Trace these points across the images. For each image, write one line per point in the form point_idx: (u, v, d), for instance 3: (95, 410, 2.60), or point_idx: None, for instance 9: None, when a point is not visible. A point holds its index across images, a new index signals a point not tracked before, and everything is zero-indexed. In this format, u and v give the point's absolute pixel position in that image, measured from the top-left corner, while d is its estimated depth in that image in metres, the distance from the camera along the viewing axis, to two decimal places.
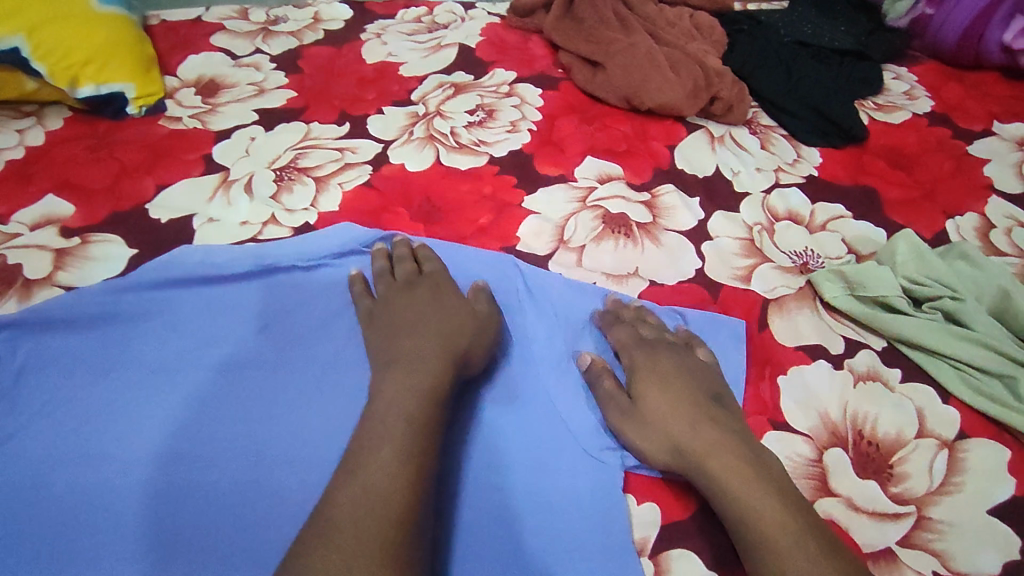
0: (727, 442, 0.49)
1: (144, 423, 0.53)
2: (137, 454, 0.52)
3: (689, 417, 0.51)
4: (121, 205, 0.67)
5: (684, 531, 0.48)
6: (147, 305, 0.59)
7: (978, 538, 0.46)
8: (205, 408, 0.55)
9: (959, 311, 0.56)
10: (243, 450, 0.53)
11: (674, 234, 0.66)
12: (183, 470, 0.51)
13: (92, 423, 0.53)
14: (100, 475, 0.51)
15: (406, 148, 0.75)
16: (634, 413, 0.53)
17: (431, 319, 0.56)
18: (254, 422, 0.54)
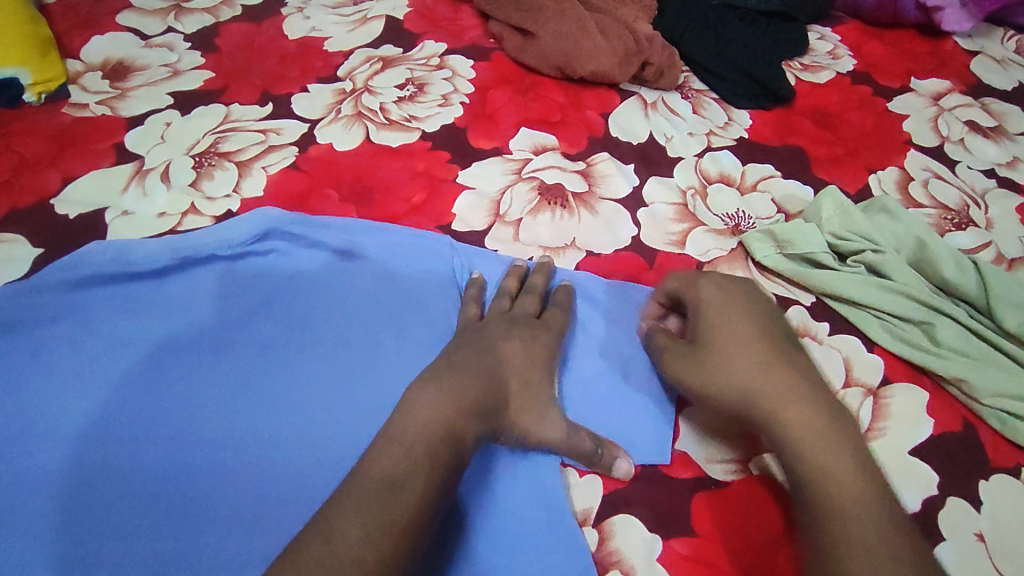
0: (804, 385, 0.48)
1: (60, 435, 0.51)
2: (55, 466, 0.49)
3: (762, 358, 0.50)
4: (22, 200, 0.62)
5: (627, 497, 0.49)
6: (56, 307, 0.56)
7: (901, 479, 0.47)
8: (126, 415, 0.52)
9: (880, 263, 0.58)
10: (171, 457, 0.50)
11: (610, 202, 0.66)
12: (107, 479, 0.49)
13: (3, 439, 0.50)
14: (16, 491, 0.48)
15: (334, 127, 0.72)
16: (697, 354, 0.52)
17: (491, 340, 0.53)
18: (181, 426, 0.52)
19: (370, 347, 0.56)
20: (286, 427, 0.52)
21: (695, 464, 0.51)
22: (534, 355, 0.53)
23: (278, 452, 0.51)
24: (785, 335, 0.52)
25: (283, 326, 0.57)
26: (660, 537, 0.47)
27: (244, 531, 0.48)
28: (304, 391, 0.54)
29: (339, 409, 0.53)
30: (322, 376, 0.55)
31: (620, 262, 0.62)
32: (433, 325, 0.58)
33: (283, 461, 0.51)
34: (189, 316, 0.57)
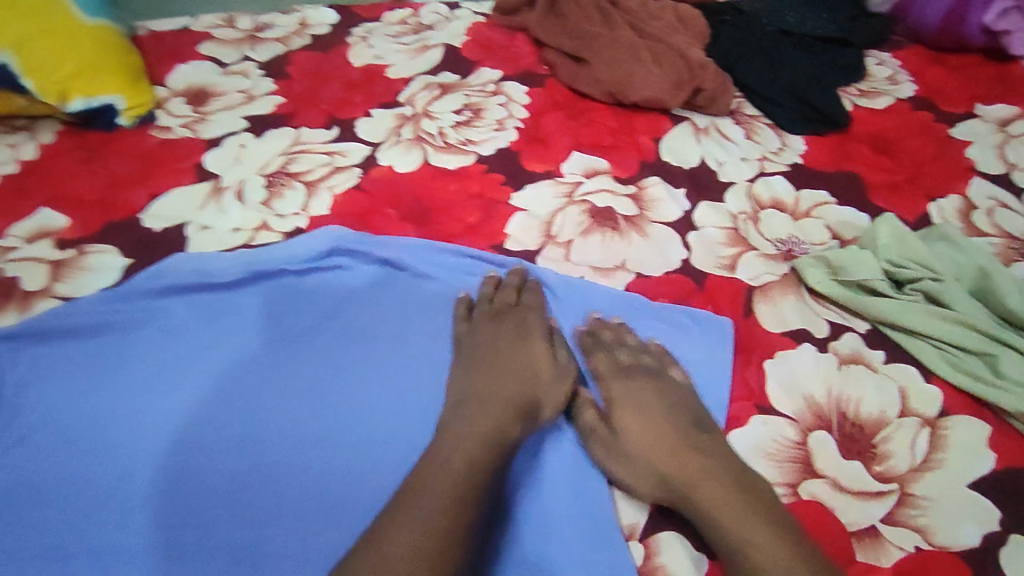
0: (717, 469, 0.48)
1: (144, 433, 0.54)
2: (140, 461, 0.53)
3: (671, 446, 0.50)
4: (113, 216, 0.67)
5: (672, 516, 0.49)
6: (139, 314, 0.59)
7: (960, 512, 0.46)
8: (202, 415, 0.55)
9: (939, 292, 0.56)
10: (242, 457, 0.53)
11: (660, 226, 0.67)
12: (186, 477, 0.52)
13: (93, 434, 0.54)
14: (105, 482, 0.51)
15: (395, 149, 0.76)
16: (610, 447, 0.52)
17: (519, 352, 0.57)
18: (251, 429, 0.55)
19: (425, 361, 0.59)
20: (348, 435, 0.54)
21: None
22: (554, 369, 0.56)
23: (341, 456, 0.53)
24: (691, 414, 0.52)
25: (345, 338, 0.60)
26: (704, 556, 0.47)
27: (306, 532, 0.50)
28: (364, 399, 0.56)
29: (397, 417, 0.55)
30: (379, 387, 0.57)
31: (669, 284, 0.62)
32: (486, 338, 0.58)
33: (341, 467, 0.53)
34: (260, 324, 0.60)
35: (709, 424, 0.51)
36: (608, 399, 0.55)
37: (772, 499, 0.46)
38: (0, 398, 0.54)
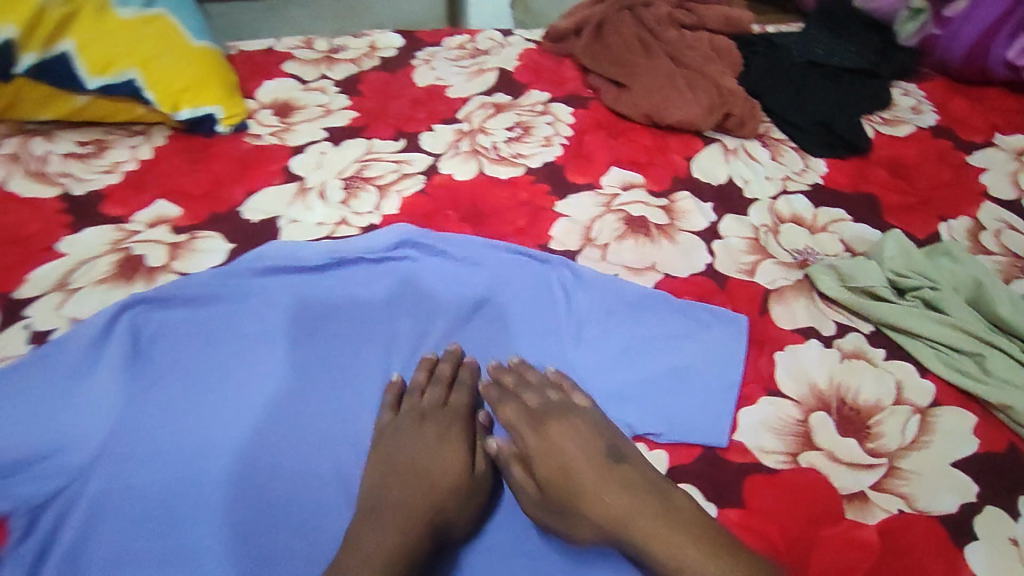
0: (643, 515, 0.50)
1: (250, 385, 0.62)
2: (247, 409, 0.60)
3: (593, 492, 0.52)
4: (219, 207, 0.79)
5: (689, 471, 0.55)
6: (243, 288, 0.68)
7: (941, 485, 0.53)
8: (298, 374, 0.63)
9: (937, 299, 0.63)
10: (329, 415, 0.61)
11: (688, 234, 0.76)
12: (286, 424, 0.60)
13: (207, 384, 0.62)
14: (217, 424, 0.59)
15: (454, 160, 0.86)
16: (540, 506, 0.54)
17: (441, 438, 0.59)
18: (339, 388, 0.63)
19: (485, 342, 0.67)
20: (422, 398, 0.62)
21: (751, 449, 0.56)
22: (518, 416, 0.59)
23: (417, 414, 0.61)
24: (599, 456, 0.54)
25: (417, 321, 0.68)
26: (717, 505, 0.52)
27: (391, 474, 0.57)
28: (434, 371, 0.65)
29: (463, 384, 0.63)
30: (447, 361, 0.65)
31: (694, 284, 0.71)
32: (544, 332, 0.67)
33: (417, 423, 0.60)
34: (345, 302, 0.69)
35: (620, 457, 0.54)
36: (524, 453, 0.57)
37: (700, 528, 0.49)
38: (136, 348, 0.63)
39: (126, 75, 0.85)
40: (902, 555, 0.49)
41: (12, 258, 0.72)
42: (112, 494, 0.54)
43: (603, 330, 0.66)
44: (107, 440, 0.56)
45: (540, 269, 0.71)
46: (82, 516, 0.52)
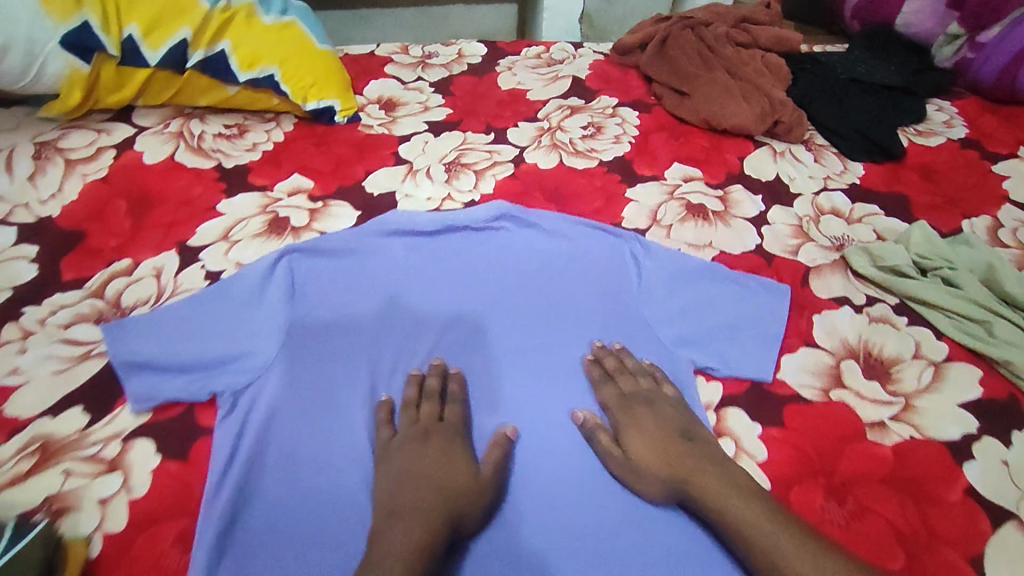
0: (719, 479, 0.60)
1: (382, 321, 0.77)
2: (381, 339, 0.76)
3: (672, 459, 0.63)
4: (345, 182, 0.95)
5: (739, 399, 0.68)
6: (372, 246, 0.83)
7: (947, 418, 0.65)
8: (419, 315, 0.78)
9: (954, 277, 0.76)
10: (449, 357, 0.75)
11: (740, 220, 0.89)
12: (411, 354, 0.75)
13: (348, 318, 0.77)
14: (359, 349, 0.74)
15: (537, 152, 1.01)
16: (623, 464, 0.64)
17: (449, 456, 0.64)
18: (452, 328, 0.77)
19: (571, 296, 0.80)
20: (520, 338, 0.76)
21: (792, 385, 0.69)
22: (613, 393, 0.70)
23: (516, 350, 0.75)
24: (677, 432, 0.65)
25: (513, 279, 0.82)
26: (761, 424, 0.66)
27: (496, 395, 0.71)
28: (529, 317, 0.78)
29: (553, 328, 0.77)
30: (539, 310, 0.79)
31: (745, 259, 0.84)
32: (620, 287, 0.80)
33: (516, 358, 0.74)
34: (454, 261, 0.83)
35: (695, 436, 0.64)
36: (616, 426, 0.68)
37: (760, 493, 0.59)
38: (293, 286, 0.78)
39: (268, 70, 1.00)
40: (910, 466, 0.62)
41: (183, 213, 0.89)
42: (287, 387, 0.69)
43: (673, 290, 0.78)
44: (280, 348, 0.72)
45: (617, 243, 0.84)
46: (265, 400, 0.67)
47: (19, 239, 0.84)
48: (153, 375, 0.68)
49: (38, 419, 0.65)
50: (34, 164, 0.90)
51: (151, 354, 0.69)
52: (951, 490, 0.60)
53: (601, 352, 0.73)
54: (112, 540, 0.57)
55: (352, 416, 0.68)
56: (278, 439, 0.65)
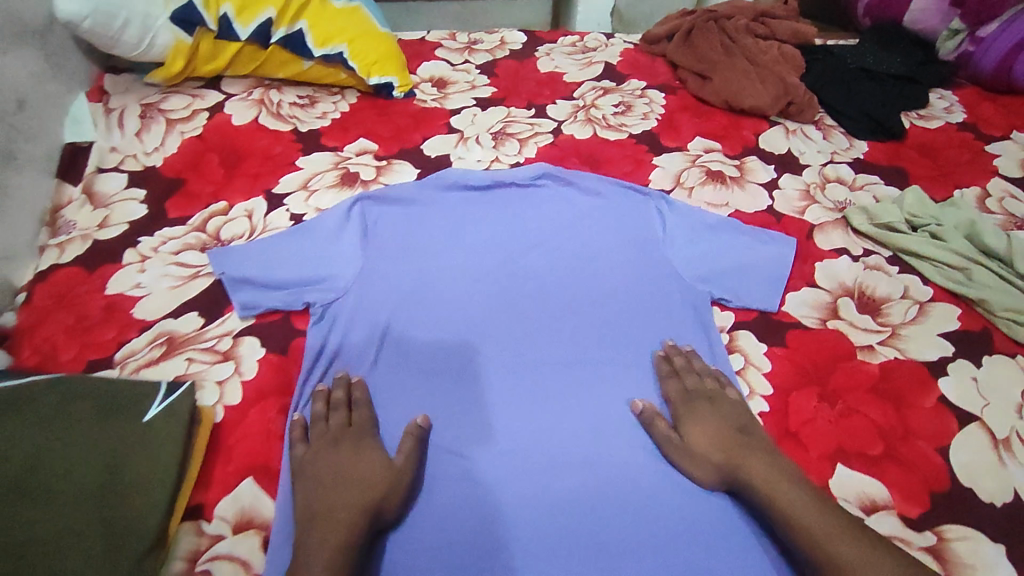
0: (773, 475, 0.63)
1: (439, 261, 0.87)
2: (439, 276, 0.85)
3: (728, 449, 0.67)
4: (405, 146, 1.08)
5: (749, 324, 0.80)
6: (429, 198, 0.93)
7: (927, 344, 0.77)
8: (472, 261, 0.87)
9: (940, 232, 0.87)
10: (498, 294, 0.84)
11: (754, 185, 1.01)
12: (464, 290, 0.84)
13: (408, 257, 0.87)
14: (417, 283, 0.84)
15: (574, 125, 1.13)
16: (678, 450, 0.69)
17: (359, 452, 0.66)
18: (502, 271, 0.87)
19: (606, 249, 0.88)
20: (559, 282, 0.85)
21: (795, 316, 0.81)
22: (677, 386, 0.73)
23: (556, 292, 0.84)
24: (733, 428, 0.68)
25: (554, 231, 0.91)
26: (766, 345, 0.78)
27: (538, 325, 0.81)
28: (564, 266, 0.87)
29: (588, 270, 0.86)
30: (575, 259, 0.88)
31: (757, 216, 0.95)
32: (648, 237, 0.89)
33: (556, 298, 0.84)
34: (502, 213, 0.93)
35: (748, 431, 0.68)
36: (675, 414, 0.72)
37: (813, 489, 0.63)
38: (364, 228, 0.88)
39: (338, 48, 1.12)
40: (893, 378, 0.73)
41: (267, 167, 1.02)
42: (362, 309, 0.80)
43: (700, 237, 0.87)
44: (356, 275, 0.83)
45: (646, 200, 0.93)
46: (345, 317, 0.79)
47: (130, 184, 0.99)
48: (254, 290, 0.80)
49: (162, 320, 0.79)
50: (140, 122, 1.05)
51: (250, 273, 0.81)
52: (926, 397, 0.71)
53: (672, 351, 0.77)
54: (231, 410, 0.70)
55: (417, 337, 0.79)
56: (355, 352, 0.77)
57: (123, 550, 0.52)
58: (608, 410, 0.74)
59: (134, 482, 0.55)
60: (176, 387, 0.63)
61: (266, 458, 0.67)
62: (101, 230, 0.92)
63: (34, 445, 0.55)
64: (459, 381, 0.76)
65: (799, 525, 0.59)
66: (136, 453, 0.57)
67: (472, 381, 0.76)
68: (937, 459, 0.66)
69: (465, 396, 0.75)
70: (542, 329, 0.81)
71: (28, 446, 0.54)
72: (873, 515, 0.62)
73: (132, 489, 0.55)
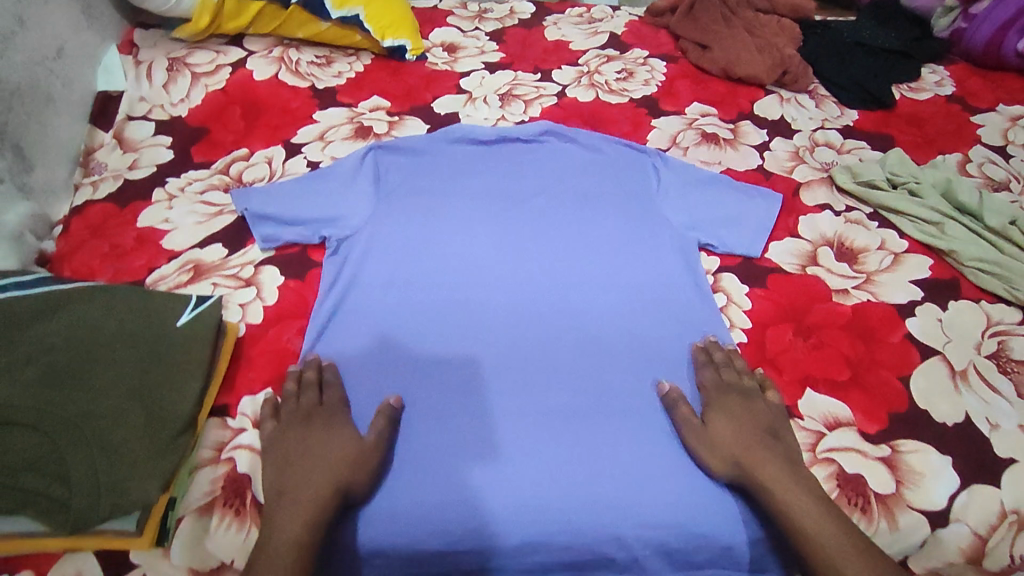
0: (795, 482, 0.61)
1: (448, 206, 0.90)
2: (448, 219, 0.88)
3: (743, 441, 0.65)
4: (416, 104, 1.14)
5: (734, 268, 0.86)
6: (438, 150, 0.97)
7: (898, 289, 0.82)
8: (477, 208, 0.90)
9: (918, 189, 0.92)
10: (499, 234, 0.87)
11: (747, 146, 1.06)
12: (467, 232, 0.87)
13: (417, 201, 0.90)
14: (425, 225, 0.87)
15: (578, 89, 1.19)
16: (697, 431, 0.66)
17: (330, 430, 0.65)
18: (504, 215, 0.89)
19: (604, 200, 0.91)
20: (556, 226, 0.88)
21: (777, 263, 0.86)
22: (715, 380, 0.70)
23: (554, 236, 0.87)
24: (760, 429, 0.66)
25: (557, 183, 0.94)
26: (749, 287, 0.83)
27: (537, 262, 0.84)
28: (561, 213, 0.90)
29: (586, 215, 0.90)
30: (575, 207, 0.91)
31: (747, 174, 1.01)
32: (642, 189, 0.92)
33: (555, 240, 0.86)
34: (505, 164, 0.96)
35: (779, 435, 0.65)
36: (704, 403, 0.69)
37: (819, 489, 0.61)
38: (379, 176, 0.92)
39: (355, 10, 1.17)
40: (865, 317, 0.79)
41: (286, 119, 1.08)
42: (373, 245, 0.84)
43: (694, 189, 0.91)
44: (368, 215, 0.87)
45: (642, 157, 0.96)
46: (358, 252, 0.83)
47: (157, 131, 1.05)
48: (273, 225, 0.86)
49: (189, 250, 0.85)
50: (167, 74, 1.11)
51: (271, 209, 0.86)
52: (893, 333, 0.77)
53: (710, 346, 0.74)
54: (252, 328, 0.76)
55: (424, 272, 0.82)
56: (362, 285, 0.80)
57: (160, 423, 0.58)
58: (603, 334, 0.77)
59: (168, 375, 0.61)
60: (204, 300, 0.69)
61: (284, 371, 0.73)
62: (131, 172, 0.98)
63: (80, 339, 0.60)
64: (458, 309, 0.79)
65: (802, 523, 0.58)
66: (169, 350, 0.63)
67: (472, 312, 0.78)
68: (898, 385, 0.72)
69: (458, 327, 0.77)
70: (540, 266, 0.83)
71: (78, 334, 0.61)
72: (835, 430, 0.68)
73: (168, 374, 0.61)
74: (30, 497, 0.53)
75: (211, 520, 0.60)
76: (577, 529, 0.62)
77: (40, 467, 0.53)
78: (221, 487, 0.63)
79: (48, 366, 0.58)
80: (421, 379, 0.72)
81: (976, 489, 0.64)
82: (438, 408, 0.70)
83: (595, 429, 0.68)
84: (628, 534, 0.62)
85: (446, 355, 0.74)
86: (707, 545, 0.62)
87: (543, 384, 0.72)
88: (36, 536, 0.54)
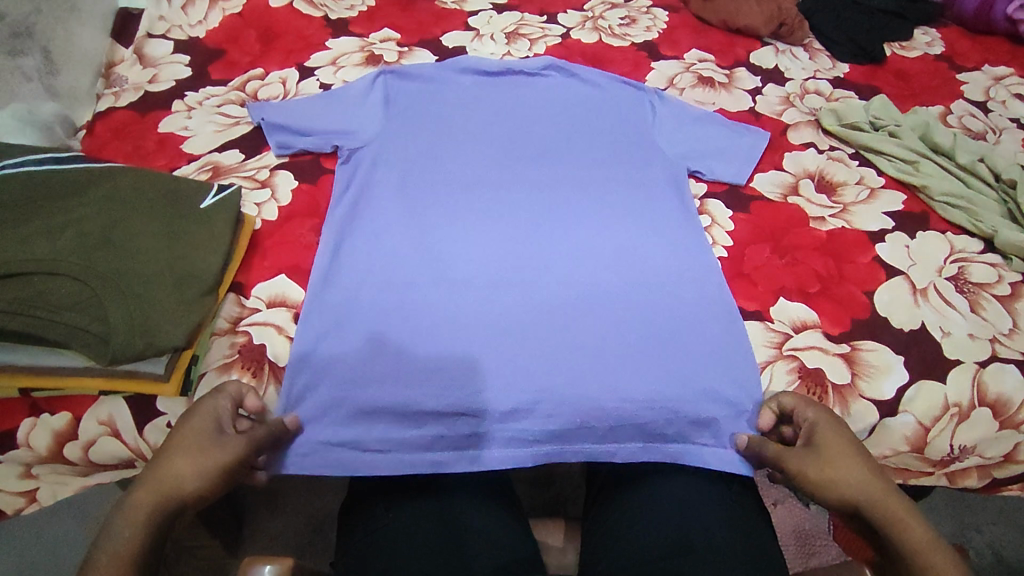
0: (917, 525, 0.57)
1: (453, 128, 0.95)
2: (452, 140, 0.93)
3: (860, 466, 0.61)
4: (425, 38, 1.18)
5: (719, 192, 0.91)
6: (446, 78, 1.01)
7: (872, 218, 0.88)
8: (479, 132, 0.95)
9: (897, 131, 0.98)
10: (500, 156, 0.92)
11: (740, 90, 1.11)
12: (469, 153, 0.92)
13: (423, 122, 0.95)
14: (430, 144, 0.92)
15: (582, 32, 1.23)
16: (830, 460, 0.62)
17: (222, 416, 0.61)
18: (504, 138, 0.95)
19: (600, 130, 0.96)
20: (554, 151, 0.94)
21: (759, 191, 0.92)
22: (821, 410, 0.66)
23: (552, 159, 0.92)
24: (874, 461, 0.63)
25: (556, 113, 0.99)
26: (732, 210, 0.89)
27: (532, 184, 0.89)
28: (559, 139, 0.95)
29: (582, 142, 0.95)
30: (573, 135, 0.96)
31: (738, 114, 1.06)
32: (639, 121, 0.97)
33: (551, 163, 0.92)
34: (508, 94, 1.01)
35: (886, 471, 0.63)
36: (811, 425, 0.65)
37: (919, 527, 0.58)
38: (390, 99, 0.97)
39: None
40: (838, 240, 0.85)
41: (300, 45, 1.12)
42: (382, 157, 0.90)
43: (688, 124, 0.96)
44: (377, 132, 0.92)
45: (641, 92, 1.00)
46: (367, 163, 0.88)
47: (176, 50, 1.09)
48: (288, 134, 0.91)
49: (208, 153, 0.90)
50: None
51: (287, 120, 0.91)
52: (862, 255, 0.83)
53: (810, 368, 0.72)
54: (268, 223, 0.82)
55: (430, 183, 0.88)
56: (371, 194, 0.86)
57: (188, 283, 0.64)
58: (592, 248, 0.83)
59: (192, 247, 0.67)
60: (225, 188, 0.74)
61: (297, 261, 0.79)
62: (150, 85, 1.02)
63: (113, 208, 0.66)
64: (457, 221, 0.85)
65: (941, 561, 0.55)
66: (192, 226, 0.68)
67: (473, 223, 0.85)
68: (861, 297, 0.78)
69: (458, 236, 0.83)
70: (538, 185, 0.89)
71: (111, 204, 0.66)
72: (800, 333, 0.75)
73: (193, 247, 0.67)
74: (73, 333, 0.59)
75: (231, 379, 0.68)
76: (559, 399, 0.71)
77: (82, 310, 0.59)
78: (239, 352, 0.70)
79: (85, 228, 0.63)
80: (424, 277, 0.79)
81: (924, 384, 0.71)
82: (436, 301, 0.77)
83: (577, 323, 0.76)
84: (607, 405, 0.71)
85: (445, 257, 0.81)
86: (676, 417, 0.71)
87: (532, 286, 0.79)
88: (76, 376, 0.62)
